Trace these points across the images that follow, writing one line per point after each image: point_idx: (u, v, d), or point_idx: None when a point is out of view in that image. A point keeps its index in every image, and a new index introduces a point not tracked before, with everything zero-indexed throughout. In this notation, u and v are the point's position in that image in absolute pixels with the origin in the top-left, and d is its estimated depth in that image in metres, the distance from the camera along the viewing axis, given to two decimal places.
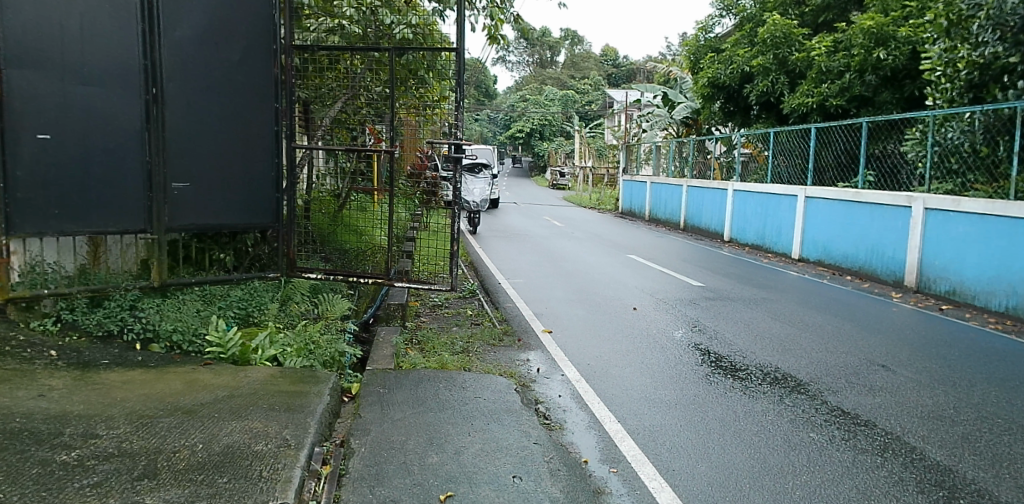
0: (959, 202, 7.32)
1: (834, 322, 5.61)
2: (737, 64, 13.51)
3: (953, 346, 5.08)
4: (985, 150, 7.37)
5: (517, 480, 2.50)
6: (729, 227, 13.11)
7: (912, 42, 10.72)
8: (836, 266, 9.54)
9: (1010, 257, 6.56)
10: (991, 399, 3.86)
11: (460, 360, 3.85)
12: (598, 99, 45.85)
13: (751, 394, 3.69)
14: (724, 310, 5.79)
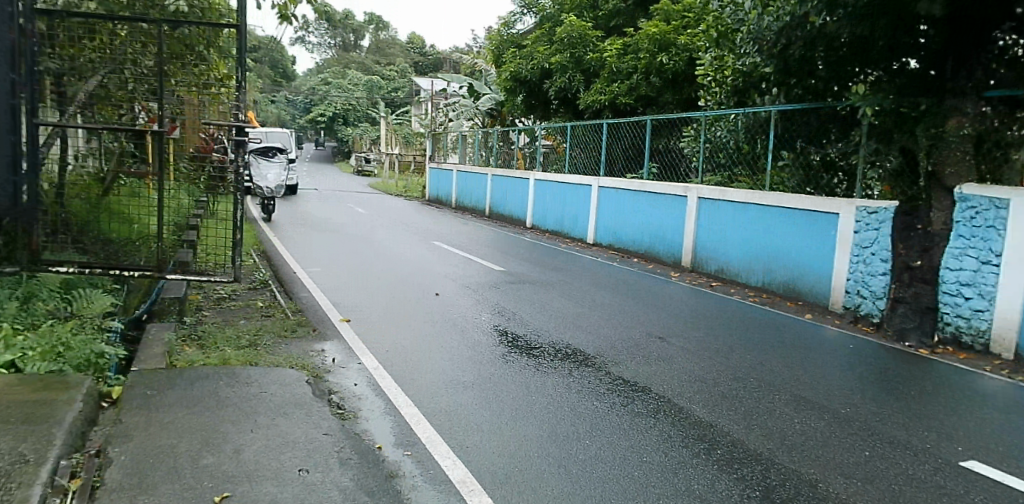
0: (726, 193, 8.79)
1: (617, 298, 6.19)
2: (538, 60, 14.63)
3: (716, 317, 5.83)
4: (747, 146, 8.76)
5: (304, 473, 2.42)
6: (532, 214, 14.08)
7: (690, 50, 11.76)
8: (625, 249, 10.83)
9: (767, 239, 8.08)
10: (745, 362, 4.58)
11: (245, 355, 3.63)
12: (405, 85, 47.02)
13: (542, 370, 3.92)
14: (522, 292, 6.12)
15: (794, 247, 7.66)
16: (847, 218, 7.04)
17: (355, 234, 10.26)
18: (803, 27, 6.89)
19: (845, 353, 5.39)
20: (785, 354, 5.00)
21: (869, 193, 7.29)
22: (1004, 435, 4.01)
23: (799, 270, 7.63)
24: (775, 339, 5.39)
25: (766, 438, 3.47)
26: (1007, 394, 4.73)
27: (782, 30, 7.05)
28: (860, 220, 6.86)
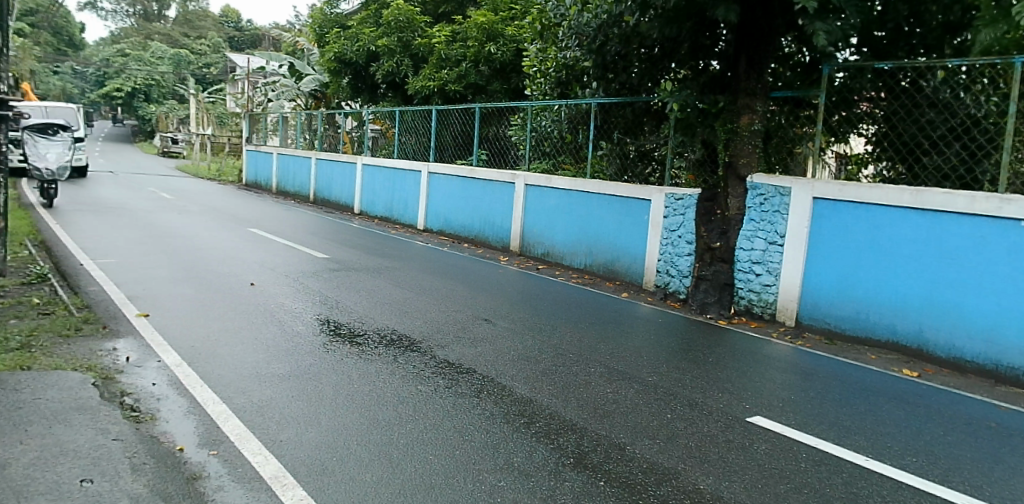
0: (550, 180, 9.55)
1: (441, 281, 6.38)
2: (363, 42, 15.80)
3: (538, 297, 6.23)
4: (570, 136, 9.55)
5: (87, 485, 2.22)
6: (360, 199, 14.51)
7: (516, 42, 13.17)
8: (456, 234, 11.43)
9: (588, 224, 8.96)
10: (565, 339, 5.07)
11: (17, 359, 3.27)
12: (218, 63, 44.91)
13: (366, 358, 3.98)
14: (346, 280, 6.08)
15: (612, 231, 8.61)
16: (660, 204, 8.07)
17: (161, 221, 9.39)
18: (617, 26, 7.60)
19: (652, 327, 6.02)
20: (597, 329, 5.53)
21: (677, 183, 8.23)
22: (769, 402, 4.91)
23: (619, 252, 8.57)
24: (591, 315, 5.93)
25: (579, 407, 3.97)
26: (778, 368, 5.69)
27: (600, 27, 7.83)
28: (669, 206, 7.92)
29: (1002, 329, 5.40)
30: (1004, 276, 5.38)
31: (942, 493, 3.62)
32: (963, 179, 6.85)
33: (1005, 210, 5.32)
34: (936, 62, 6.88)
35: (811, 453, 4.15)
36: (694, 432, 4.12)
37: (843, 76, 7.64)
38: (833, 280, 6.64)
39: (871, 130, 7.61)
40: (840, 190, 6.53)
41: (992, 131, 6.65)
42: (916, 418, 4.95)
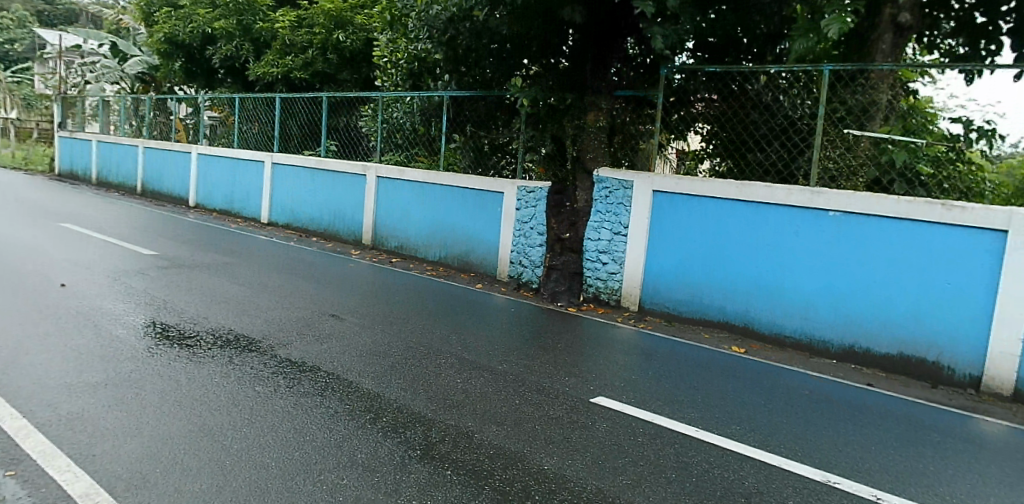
0: (404, 172, 10.35)
1: (289, 278, 6.40)
2: (198, 24, 15.35)
3: (388, 289, 6.42)
4: (423, 129, 10.43)
5: None
6: (196, 190, 14.55)
7: (365, 31, 13.49)
8: (304, 228, 12.02)
9: (441, 214, 9.83)
10: (413, 331, 5.27)
11: None
12: (30, 38, 41.40)
13: (198, 360, 3.91)
14: (178, 277, 5.90)
15: (464, 222, 9.53)
16: (511, 196, 9.02)
17: None
18: (468, 21, 8.19)
19: (501, 315, 6.33)
20: (449, 319, 5.77)
21: (529, 175, 9.15)
22: (610, 380, 5.34)
23: (467, 243, 9.50)
24: (447, 310, 6.16)
25: (429, 400, 4.11)
26: (621, 348, 6.23)
27: (451, 20, 8.33)
28: (520, 197, 8.90)
29: (804, 298, 7.04)
30: (808, 255, 7.00)
31: (758, 467, 4.29)
32: (780, 173, 7.83)
33: (816, 201, 6.90)
34: (759, 69, 7.78)
35: (646, 428, 4.61)
36: (540, 417, 4.39)
37: (681, 78, 8.42)
38: (670, 263, 7.95)
39: (705, 129, 8.43)
40: (675, 183, 7.83)
41: (804, 130, 7.64)
42: (738, 393, 5.62)
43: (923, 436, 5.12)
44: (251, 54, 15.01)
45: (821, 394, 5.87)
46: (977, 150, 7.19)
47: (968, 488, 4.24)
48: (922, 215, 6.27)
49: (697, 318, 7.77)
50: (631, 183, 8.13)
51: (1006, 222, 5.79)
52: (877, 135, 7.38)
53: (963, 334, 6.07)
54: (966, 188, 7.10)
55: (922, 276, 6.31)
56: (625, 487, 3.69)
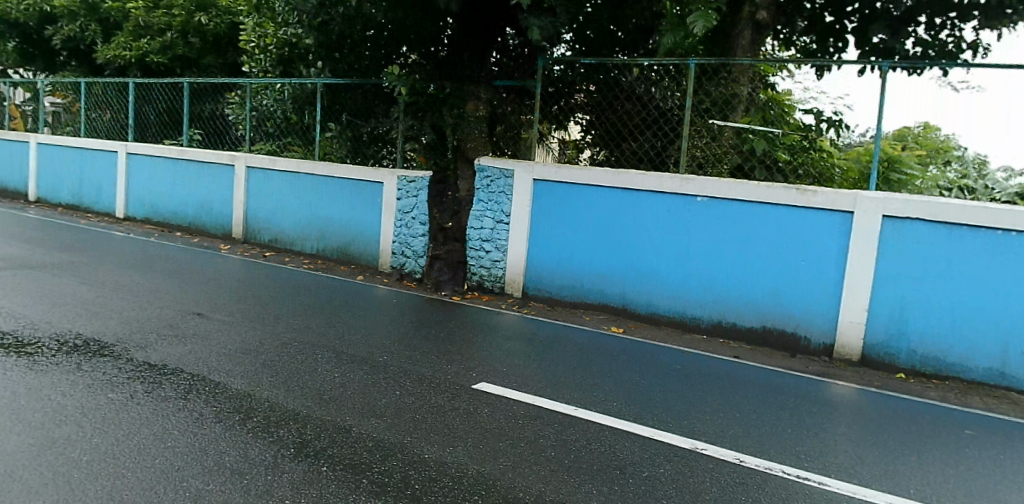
0: (275, 162, 10.38)
1: (150, 280, 6.34)
2: (35, 4, 15.06)
3: (261, 290, 6.55)
4: (295, 117, 10.64)
5: None
6: (37, 183, 13.72)
7: (231, 15, 14.01)
8: (166, 222, 11.77)
9: (315, 207, 9.93)
10: (281, 327, 5.42)
11: None
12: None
13: (42, 370, 3.88)
14: (21, 282, 5.72)
15: (339, 214, 9.66)
16: (390, 187, 9.19)
17: None
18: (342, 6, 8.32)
19: (377, 306, 6.57)
20: (321, 314, 5.97)
21: (410, 164, 9.60)
22: (493, 366, 5.48)
23: (349, 236, 9.61)
24: (328, 309, 6.21)
25: (297, 392, 4.21)
26: (504, 333, 6.42)
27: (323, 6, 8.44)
28: (401, 188, 9.05)
29: (677, 279, 7.71)
30: (680, 238, 7.67)
31: (633, 440, 4.55)
32: (653, 160, 8.24)
33: (686, 188, 7.56)
34: (632, 63, 8.17)
35: (526, 409, 4.77)
36: (422, 407, 4.47)
37: (560, 68, 8.65)
38: (552, 250, 8.35)
39: (584, 118, 8.77)
40: (556, 172, 8.23)
41: (674, 121, 8.07)
42: (614, 370, 5.92)
43: (779, 402, 5.68)
44: (100, 35, 14.84)
45: (690, 368, 6.31)
46: (826, 139, 7.93)
47: (815, 449, 4.76)
48: (779, 199, 7.15)
49: (580, 302, 8.23)
50: (513, 172, 8.46)
51: (847, 204, 6.81)
52: (738, 125, 7.88)
53: (814, 302, 7.07)
54: (817, 173, 7.84)
55: (780, 253, 7.21)
56: (505, 468, 3.83)
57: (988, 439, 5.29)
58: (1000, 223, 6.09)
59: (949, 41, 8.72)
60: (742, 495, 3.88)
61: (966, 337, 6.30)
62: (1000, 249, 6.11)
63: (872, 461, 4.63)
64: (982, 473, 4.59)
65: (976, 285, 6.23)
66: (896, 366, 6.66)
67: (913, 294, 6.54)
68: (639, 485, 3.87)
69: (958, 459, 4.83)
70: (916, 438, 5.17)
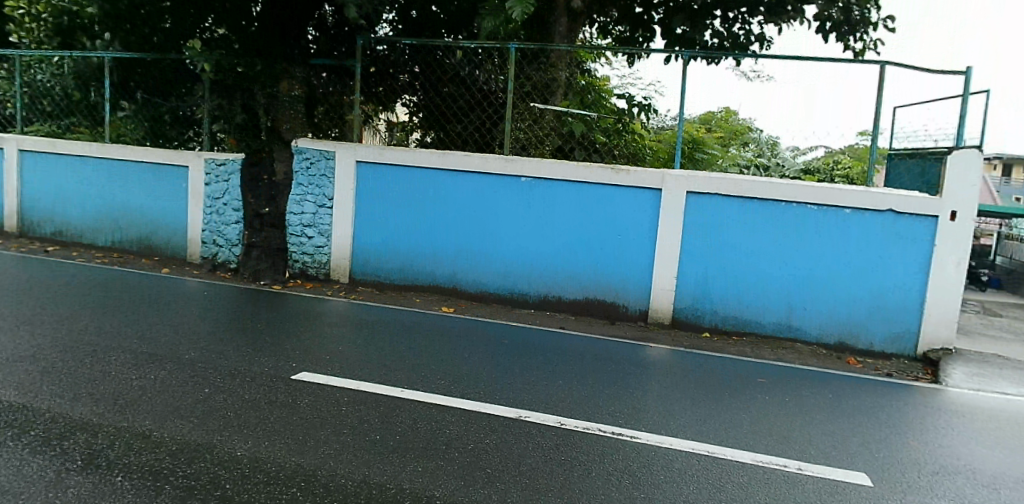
0: (54, 145, 9.30)
1: None
2: None
3: (45, 287, 6.18)
4: (79, 94, 9.73)
5: None
6: None
7: None
8: None
9: (107, 195, 9.06)
10: (64, 328, 5.13)
11: None
12: None
13: None
14: None
15: (138, 202, 8.90)
16: (197, 171, 8.62)
17: None
18: None
19: (185, 300, 6.38)
20: (116, 313, 5.69)
21: (219, 146, 9.21)
22: (315, 355, 5.41)
23: (151, 225, 8.90)
24: (128, 311, 5.80)
25: (82, 396, 4.05)
26: (329, 321, 6.33)
27: None
28: (209, 171, 8.53)
29: (503, 256, 8.06)
30: (505, 216, 8.01)
31: (458, 415, 4.68)
32: (478, 142, 8.41)
33: (510, 168, 7.89)
34: (456, 46, 8.25)
35: (350, 396, 4.74)
36: (234, 404, 4.33)
37: (383, 48, 8.59)
38: (377, 234, 8.30)
39: (412, 100, 8.73)
40: (379, 153, 8.18)
41: (498, 103, 8.27)
42: (440, 349, 6.04)
43: (599, 368, 6.14)
44: None
45: (516, 341, 6.62)
46: (637, 122, 8.52)
47: (628, 407, 5.21)
48: (597, 178, 7.78)
49: (407, 284, 8.29)
50: (333, 153, 8.26)
51: (657, 181, 7.67)
52: (557, 109, 8.22)
53: (629, 273, 7.86)
54: (630, 153, 8.53)
55: (599, 228, 7.87)
56: (326, 456, 3.80)
57: (770, 385, 6.15)
58: (782, 197, 7.44)
59: (739, 34, 9.76)
60: (559, 458, 4.17)
61: (756, 296, 7.62)
62: (782, 218, 7.47)
63: (675, 414, 5.18)
64: (763, 416, 5.32)
65: (765, 249, 7.55)
66: (702, 325, 7.76)
67: (714, 261, 7.67)
68: (463, 458, 4.01)
69: (745, 405, 5.56)
70: (712, 390, 5.86)
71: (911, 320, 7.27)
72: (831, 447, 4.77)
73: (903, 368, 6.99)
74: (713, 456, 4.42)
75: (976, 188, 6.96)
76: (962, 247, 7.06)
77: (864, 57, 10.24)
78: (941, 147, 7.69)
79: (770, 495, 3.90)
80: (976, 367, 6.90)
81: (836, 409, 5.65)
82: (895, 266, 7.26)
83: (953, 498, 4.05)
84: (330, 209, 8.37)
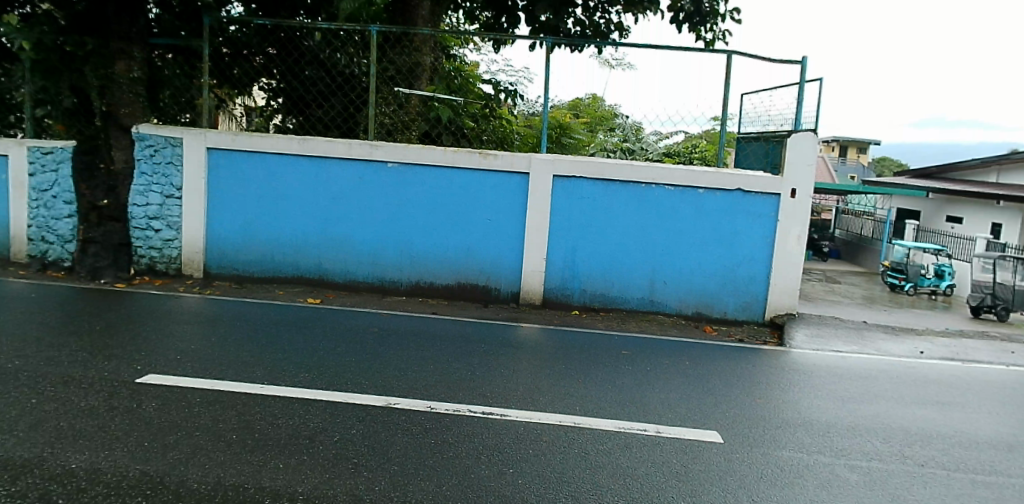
0: None
1: None
2: None
3: None
4: None
5: None
6: None
7: None
8: None
9: None
10: None
11: None
12: None
13: None
14: None
15: None
16: (19, 159, 8.18)
17: None
18: None
19: (12, 308, 5.83)
20: None
21: (46, 133, 8.48)
22: (165, 358, 5.10)
23: None
24: None
25: None
26: (184, 324, 5.99)
27: None
28: (35, 159, 8.12)
29: (371, 243, 8.04)
30: (371, 202, 8.00)
31: (322, 407, 4.50)
32: (342, 128, 8.44)
33: (373, 154, 7.87)
34: (313, 29, 8.27)
35: (204, 396, 4.48)
36: (67, 414, 3.98)
37: (237, 29, 8.32)
38: (235, 224, 8.07)
39: (271, 84, 8.76)
40: (232, 140, 7.94)
41: (360, 87, 8.39)
42: (305, 343, 5.85)
43: (471, 349, 6.22)
44: None
45: (387, 329, 6.55)
46: (505, 107, 8.87)
47: (498, 387, 5.25)
48: (464, 163, 7.87)
49: (268, 275, 8.09)
50: (181, 139, 7.96)
51: (524, 166, 7.83)
52: (423, 93, 8.37)
53: (499, 257, 8.00)
54: (498, 137, 8.78)
55: (467, 213, 7.97)
56: (175, 462, 3.56)
57: (634, 356, 6.46)
58: (642, 179, 7.82)
59: (601, 22, 10.14)
60: (427, 441, 4.12)
61: (619, 273, 7.99)
62: (641, 199, 7.86)
63: (544, 389, 5.30)
64: (627, 386, 5.57)
65: (626, 229, 7.93)
66: (571, 304, 8.05)
67: (580, 242, 7.96)
68: (328, 450, 3.88)
69: (611, 376, 5.81)
70: (581, 365, 6.06)
71: (760, 291, 7.91)
72: (688, 410, 5.07)
73: (753, 334, 7.61)
74: (578, 427, 4.54)
75: (812, 168, 7.66)
76: (800, 221, 7.77)
77: (715, 47, 10.94)
78: (781, 128, 8.18)
79: (632, 459, 4.07)
80: (815, 329, 7.63)
81: (693, 375, 6.04)
82: (743, 240, 7.87)
83: (792, 447, 4.43)
84: (179, 200, 8.05)
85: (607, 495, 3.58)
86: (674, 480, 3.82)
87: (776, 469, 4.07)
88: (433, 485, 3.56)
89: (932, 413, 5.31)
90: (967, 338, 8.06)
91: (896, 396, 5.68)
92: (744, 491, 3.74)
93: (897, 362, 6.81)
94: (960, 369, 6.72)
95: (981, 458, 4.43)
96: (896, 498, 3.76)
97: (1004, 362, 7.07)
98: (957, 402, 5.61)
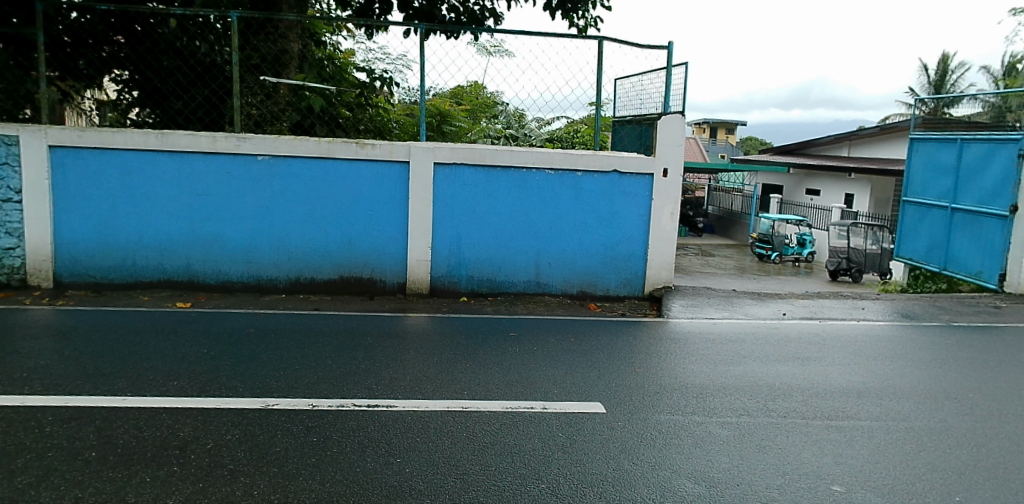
0: None
1: None
2: None
3: None
4: None
5: None
6: None
7: None
8: None
9: None
10: None
11: None
12: None
13: None
14: None
15: None
16: None
17: None
18: None
19: None
20: None
21: None
22: (10, 378, 4.67)
23: None
24: None
25: None
26: (33, 340, 5.52)
27: None
28: None
29: (246, 241, 7.73)
30: (243, 196, 7.65)
31: (193, 415, 4.26)
32: (205, 119, 8.10)
33: (240, 148, 7.53)
34: (167, 15, 7.99)
35: (55, 414, 4.13)
36: None
37: (78, 17, 7.82)
38: (88, 227, 7.49)
39: (122, 75, 8.39)
40: (78, 137, 7.31)
41: (224, 76, 8.17)
42: (174, 349, 5.54)
43: (356, 343, 6.12)
44: None
45: (265, 329, 6.31)
46: (380, 95, 8.87)
47: (385, 377, 5.21)
48: (340, 153, 7.68)
49: (129, 281, 7.59)
50: (16, 137, 7.22)
51: (403, 154, 7.75)
52: (291, 82, 8.14)
53: (382, 247, 7.92)
54: (375, 127, 8.86)
55: (345, 203, 7.80)
56: (24, 487, 3.28)
57: (521, 338, 6.61)
58: (522, 164, 7.95)
59: (476, 8, 10.21)
60: (311, 439, 4.00)
61: (504, 257, 8.12)
62: (523, 184, 8.01)
63: (432, 376, 5.30)
64: (516, 367, 5.68)
65: (510, 215, 8.05)
66: (458, 291, 8.11)
67: (465, 228, 8.00)
68: (202, 458, 3.68)
69: (499, 358, 5.90)
70: (469, 350, 6.12)
71: (639, 267, 8.34)
72: (573, 385, 5.25)
73: (633, 308, 8.01)
74: (466, 410, 4.57)
75: (680, 148, 8.10)
76: (672, 200, 8.23)
77: (588, 33, 11.29)
78: (651, 111, 8.53)
79: (520, 436, 4.19)
80: (690, 300, 8.14)
81: (579, 351, 6.27)
82: (619, 219, 8.22)
83: (669, 411, 4.72)
84: (18, 203, 7.33)
85: (498, 474, 3.65)
86: (560, 453, 3.96)
87: (655, 432, 4.32)
88: (319, 483, 3.47)
89: (791, 368, 5.81)
90: (822, 299, 8.84)
91: (761, 356, 6.17)
92: (626, 455, 3.95)
93: (762, 324, 7.40)
94: (817, 328, 7.38)
95: (833, 405, 4.91)
96: (759, 448, 4.10)
97: (855, 318, 7.87)
98: (815, 357, 6.18)
